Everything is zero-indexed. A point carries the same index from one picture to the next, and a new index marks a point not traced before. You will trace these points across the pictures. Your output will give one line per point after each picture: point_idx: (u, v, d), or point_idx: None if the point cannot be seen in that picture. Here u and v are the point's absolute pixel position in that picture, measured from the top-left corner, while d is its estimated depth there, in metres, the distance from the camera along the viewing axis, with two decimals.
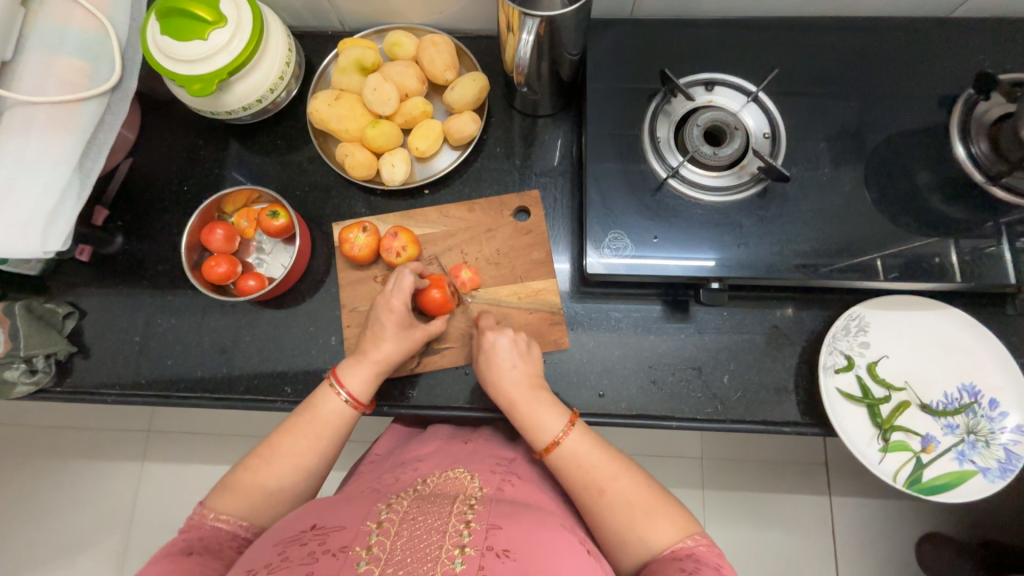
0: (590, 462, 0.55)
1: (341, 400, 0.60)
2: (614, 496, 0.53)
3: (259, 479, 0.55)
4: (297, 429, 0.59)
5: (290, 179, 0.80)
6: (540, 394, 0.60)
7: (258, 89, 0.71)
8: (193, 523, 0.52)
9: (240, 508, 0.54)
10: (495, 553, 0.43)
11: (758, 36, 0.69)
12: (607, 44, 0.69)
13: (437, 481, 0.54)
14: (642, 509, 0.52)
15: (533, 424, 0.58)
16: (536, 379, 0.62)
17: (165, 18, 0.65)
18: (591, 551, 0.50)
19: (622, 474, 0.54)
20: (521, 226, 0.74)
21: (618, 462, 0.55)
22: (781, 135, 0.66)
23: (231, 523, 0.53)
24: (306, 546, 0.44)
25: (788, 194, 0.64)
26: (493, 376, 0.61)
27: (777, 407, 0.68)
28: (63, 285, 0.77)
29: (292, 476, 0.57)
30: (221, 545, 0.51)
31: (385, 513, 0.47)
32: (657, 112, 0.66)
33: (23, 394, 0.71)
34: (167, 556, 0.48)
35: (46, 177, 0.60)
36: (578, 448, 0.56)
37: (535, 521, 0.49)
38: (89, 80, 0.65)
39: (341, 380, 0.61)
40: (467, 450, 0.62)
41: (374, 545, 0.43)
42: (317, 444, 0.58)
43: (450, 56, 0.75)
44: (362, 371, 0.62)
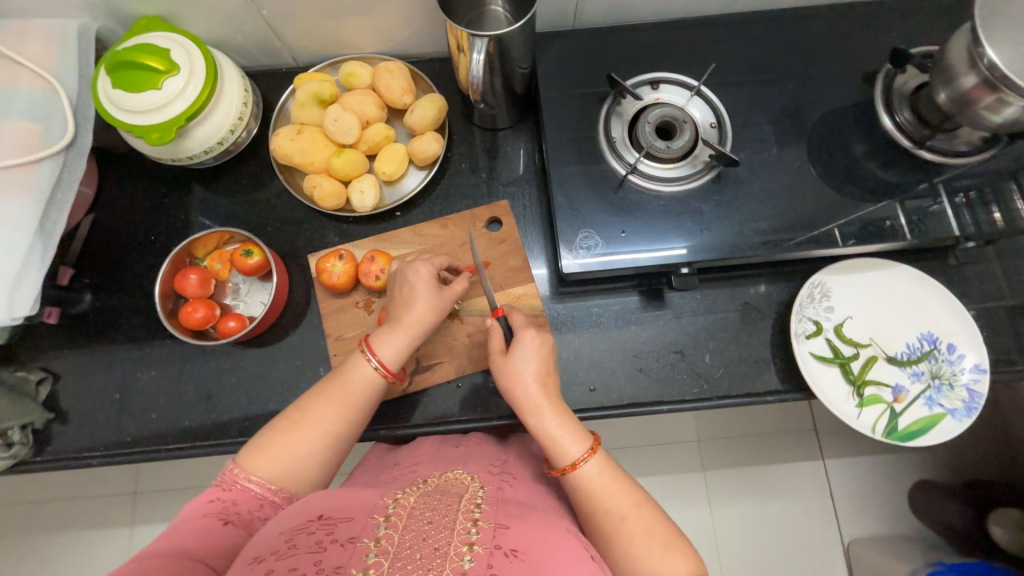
0: (608, 490, 0.54)
1: (372, 367, 0.59)
2: (630, 527, 0.52)
3: (282, 450, 0.54)
4: (325, 393, 0.57)
5: (260, 216, 0.80)
6: (564, 414, 0.58)
7: (217, 132, 0.71)
8: (225, 480, 0.52)
9: (270, 470, 0.53)
10: (503, 552, 0.44)
11: (693, 34, 0.74)
12: (555, 54, 0.72)
13: (439, 481, 0.55)
14: (656, 540, 0.52)
15: (556, 443, 0.56)
16: (553, 391, 0.61)
17: (115, 71, 0.65)
18: (594, 556, 0.49)
19: (636, 506, 0.54)
20: (495, 235, 0.75)
21: (633, 493, 0.55)
22: (727, 124, 0.70)
23: (261, 486, 0.52)
24: (313, 535, 0.44)
25: (740, 177, 0.68)
26: (516, 389, 0.60)
27: (758, 379, 0.72)
28: (33, 351, 0.74)
29: (319, 446, 0.55)
30: (248, 506, 0.51)
31: (392, 509, 0.48)
32: (610, 114, 0.70)
33: (0, 469, 0.68)
34: (195, 517, 0.49)
35: (5, 242, 0.59)
36: (596, 477, 0.55)
37: (539, 524, 0.50)
38: (43, 140, 0.64)
39: (374, 348, 0.60)
40: (462, 453, 0.63)
41: (382, 539, 0.44)
42: (345, 410, 0.57)
43: (406, 80, 0.77)
44: (396, 340, 0.60)
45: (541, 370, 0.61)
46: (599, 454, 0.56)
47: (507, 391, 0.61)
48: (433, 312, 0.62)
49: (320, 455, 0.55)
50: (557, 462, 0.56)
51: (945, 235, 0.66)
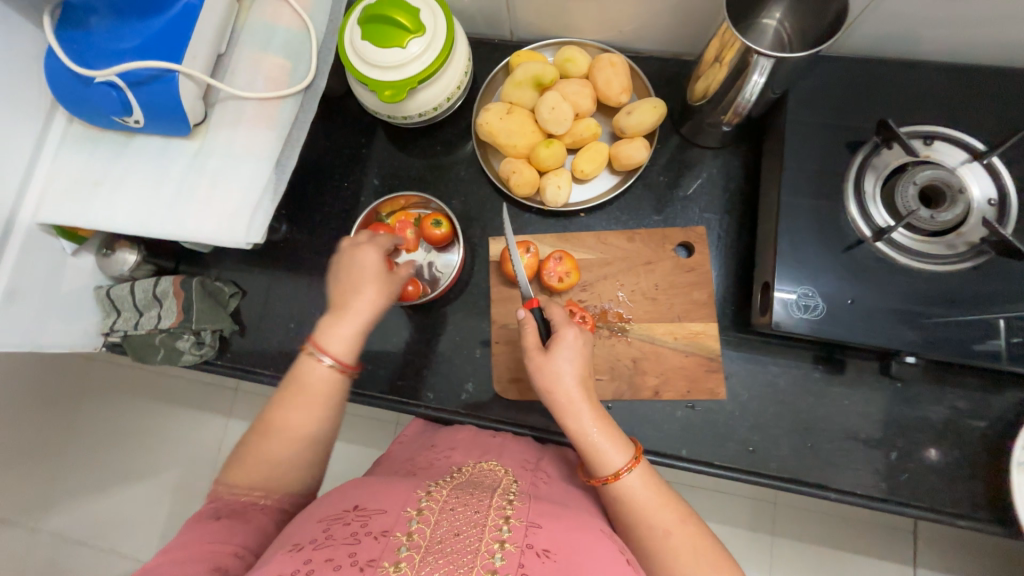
0: (652, 505, 0.51)
1: (324, 365, 0.54)
2: (676, 546, 0.49)
3: (261, 456, 0.51)
4: (281, 399, 0.53)
5: (445, 186, 0.80)
6: (604, 420, 0.54)
7: (437, 97, 0.72)
8: (213, 494, 0.50)
9: (255, 479, 0.51)
10: (534, 552, 0.43)
11: (987, 86, 0.62)
12: (816, 80, 0.63)
13: (473, 471, 0.55)
14: (706, 562, 0.48)
15: (596, 451, 0.52)
16: (591, 392, 0.56)
17: (367, 23, 0.66)
18: (631, 561, 0.47)
19: (683, 521, 0.50)
20: (683, 262, 0.70)
21: (679, 507, 0.51)
22: (1010, 201, 0.58)
23: (245, 493, 0.50)
24: (348, 526, 0.45)
25: (1015, 271, 0.57)
26: (555, 392, 0.55)
27: (950, 496, 0.63)
28: (228, 264, 0.82)
29: (292, 449, 0.52)
30: (244, 509, 0.49)
31: (425, 500, 0.47)
32: (864, 164, 0.61)
33: (190, 362, 0.77)
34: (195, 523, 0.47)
35: (250, 170, 0.63)
36: (638, 489, 0.51)
37: (572, 524, 0.48)
38: (290, 76, 0.67)
39: (323, 346, 0.54)
40: (497, 444, 0.63)
41: (415, 533, 0.44)
42: (314, 410, 0.53)
43: (626, 78, 0.73)
44: (343, 332, 0.55)
45: (582, 372, 0.57)
46: (642, 465, 0.52)
47: (547, 392, 0.56)
48: (382, 295, 0.57)
49: (295, 454, 0.52)
50: (596, 473, 0.53)
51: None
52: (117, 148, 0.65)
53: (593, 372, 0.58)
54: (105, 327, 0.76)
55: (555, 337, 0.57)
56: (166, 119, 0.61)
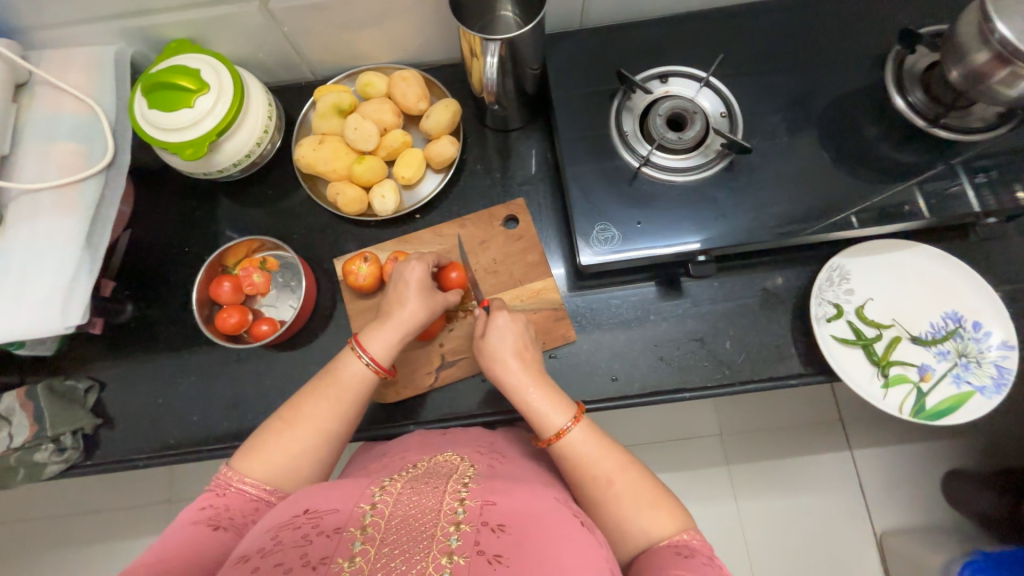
0: (593, 457, 0.55)
1: (363, 364, 0.59)
2: (619, 492, 0.53)
3: (279, 447, 0.54)
4: (313, 390, 0.58)
5: (286, 224, 0.83)
6: (545, 385, 0.59)
7: (245, 145, 0.75)
8: (220, 485, 0.52)
9: (265, 472, 0.53)
10: (490, 528, 0.43)
11: (698, 28, 0.75)
12: (565, 53, 0.74)
13: (428, 464, 0.55)
14: (644, 501, 0.53)
15: (540, 415, 0.57)
16: (532, 363, 0.62)
17: (150, 93, 0.69)
18: (586, 523, 0.48)
19: (625, 469, 0.54)
20: (512, 232, 0.77)
21: (620, 456, 0.56)
22: (737, 113, 0.71)
23: (254, 486, 0.52)
24: (298, 529, 0.44)
25: (753, 164, 0.69)
26: (495, 366, 0.61)
27: (781, 363, 0.72)
28: (81, 360, 0.79)
29: (317, 440, 0.55)
30: (243, 513, 0.51)
31: (377, 495, 0.47)
32: (621, 109, 0.71)
33: (57, 472, 0.73)
34: (192, 526, 0.48)
35: (58, 256, 0.63)
36: (582, 444, 0.56)
37: (527, 495, 0.49)
38: (84, 159, 0.68)
39: (363, 344, 0.60)
40: (447, 439, 0.63)
41: (369, 527, 0.43)
42: (340, 407, 0.57)
43: (420, 87, 0.80)
44: (385, 336, 0.61)
45: (519, 345, 0.63)
46: (584, 421, 0.57)
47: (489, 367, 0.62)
48: (424, 308, 0.64)
49: (316, 451, 0.55)
50: (543, 434, 0.57)
51: (973, 209, 0.67)
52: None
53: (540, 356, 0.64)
54: None
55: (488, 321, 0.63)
56: None
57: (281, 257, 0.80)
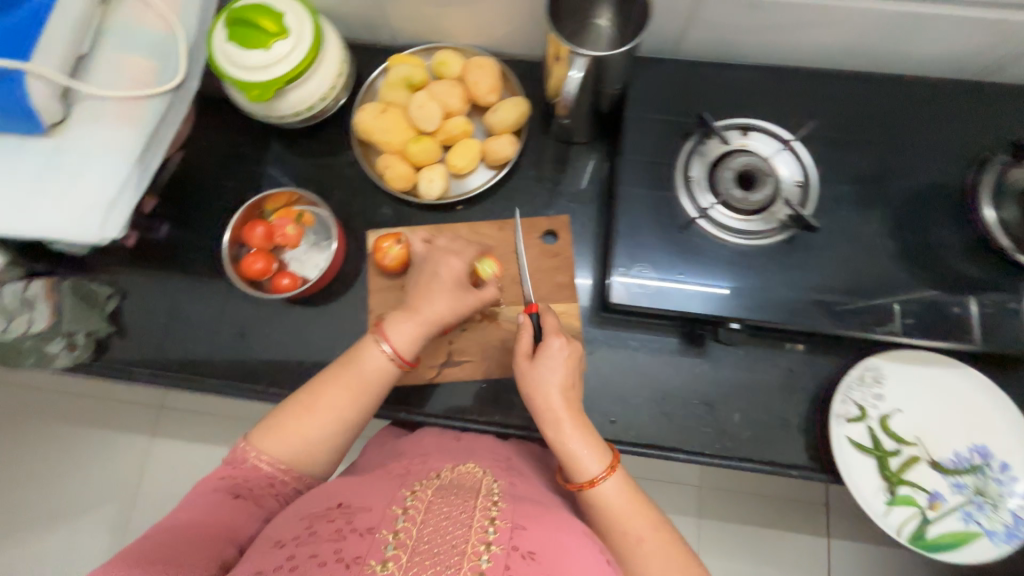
0: (626, 511, 0.53)
1: (382, 352, 0.58)
2: (648, 550, 0.52)
3: (299, 430, 0.54)
4: (335, 377, 0.58)
5: (328, 183, 0.83)
6: (586, 428, 0.56)
7: (309, 97, 0.74)
8: (236, 458, 0.53)
9: (281, 452, 0.54)
10: (520, 554, 0.44)
11: (793, 86, 0.71)
12: (649, 80, 0.71)
13: (452, 474, 0.54)
14: (673, 565, 0.51)
15: (573, 457, 0.55)
16: (576, 397, 0.58)
17: (232, 26, 0.68)
18: (608, 560, 0.50)
19: (657, 527, 0.53)
20: (548, 248, 0.76)
21: (651, 514, 0.54)
22: (813, 185, 0.66)
23: (268, 465, 0.53)
24: (333, 523, 0.46)
25: (814, 242, 0.66)
26: (537, 400, 0.57)
27: (785, 450, 0.69)
28: (106, 266, 0.81)
29: (332, 428, 0.55)
30: (261, 488, 0.52)
31: (410, 500, 0.48)
32: (692, 152, 0.68)
33: (63, 367, 0.76)
34: (214, 492, 0.51)
35: (111, 167, 0.63)
36: (615, 497, 0.54)
37: (557, 523, 0.49)
38: (155, 77, 0.68)
39: (385, 333, 0.59)
40: (467, 445, 0.63)
41: (400, 534, 0.44)
42: (359, 397, 0.57)
43: (494, 79, 0.78)
44: (407, 326, 0.60)
45: (567, 382, 0.58)
46: (619, 472, 0.55)
47: (531, 399, 0.58)
48: (453, 302, 0.63)
49: (331, 437, 0.55)
50: (574, 477, 0.55)
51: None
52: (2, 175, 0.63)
53: (580, 382, 0.60)
54: None
55: (543, 348, 0.59)
56: (17, 119, 0.62)
57: (316, 215, 0.80)
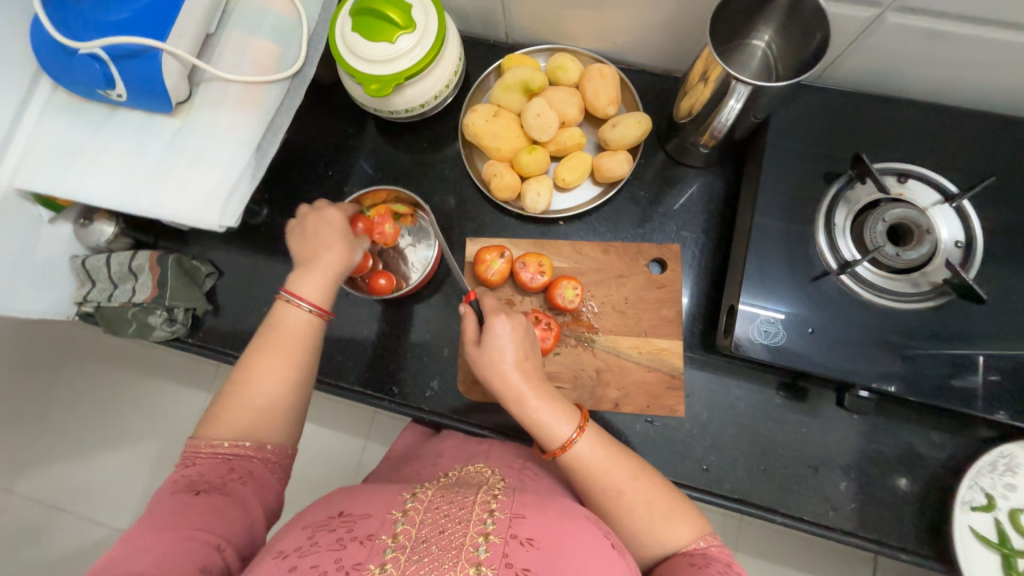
0: (604, 466, 0.52)
1: (305, 310, 0.58)
2: (632, 502, 0.51)
3: (247, 398, 0.53)
4: (266, 348, 0.56)
5: (428, 182, 0.81)
6: (545, 393, 0.55)
7: (424, 95, 0.72)
8: (190, 456, 0.51)
9: (235, 429, 0.52)
10: (518, 541, 0.44)
11: (965, 129, 0.63)
12: (797, 110, 0.64)
13: (459, 474, 0.58)
14: (658, 511, 0.52)
15: (542, 426, 0.54)
16: (528, 364, 0.58)
17: (358, 16, 0.66)
18: (615, 544, 0.49)
19: (638, 477, 0.53)
20: (654, 277, 0.71)
21: (633, 464, 0.54)
22: (977, 246, 0.59)
23: (229, 445, 0.51)
24: (334, 533, 0.46)
25: (974, 312, 0.57)
26: (493, 379, 0.56)
27: (895, 529, 0.64)
28: (206, 244, 0.82)
29: (278, 389, 0.55)
30: (222, 477, 0.49)
31: (410, 502, 0.49)
32: (837, 197, 0.62)
33: (161, 339, 0.77)
34: (173, 495, 0.47)
35: (232, 154, 0.63)
36: (590, 454, 0.53)
37: (548, 502, 0.50)
38: (277, 63, 0.67)
39: (296, 292, 0.58)
40: (484, 449, 0.65)
41: (400, 534, 0.45)
42: (293, 355, 0.56)
43: (615, 90, 0.73)
44: (317, 280, 0.59)
45: (519, 355, 0.57)
46: (590, 431, 0.54)
47: (489, 381, 0.57)
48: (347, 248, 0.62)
49: (282, 399, 0.55)
50: (547, 446, 0.54)
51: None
52: (133, 151, 0.64)
53: (537, 357, 0.59)
54: (79, 296, 0.77)
55: (487, 330, 0.58)
56: (150, 97, 0.61)
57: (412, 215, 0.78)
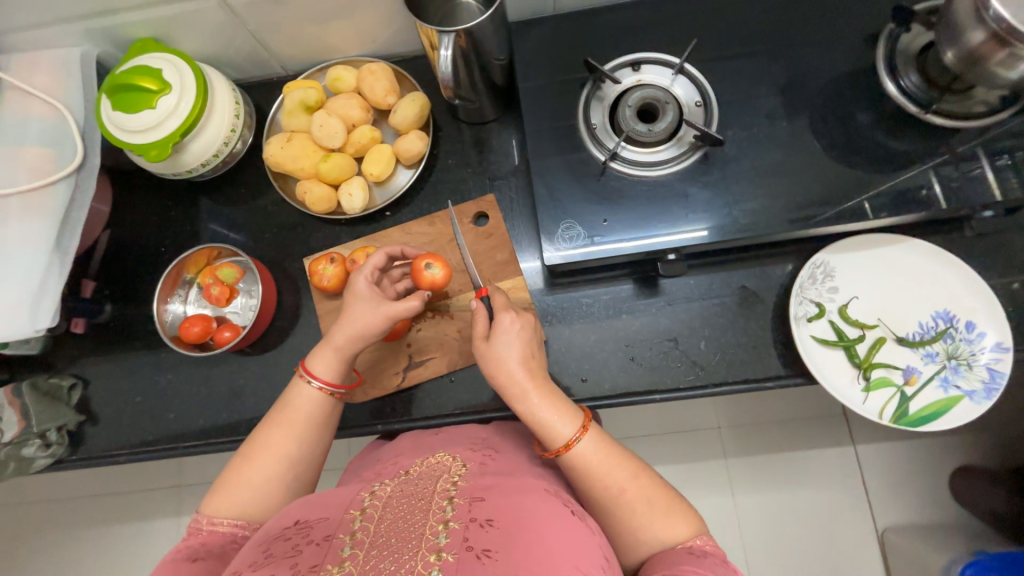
0: (605, 466, 0.53)
1: (313, 387, 0.60)
2: (633, 500, 0.52)
3: (241, 479, 0.55)
4: (274, 423, 0.58)
5: (258, 223, 0.83)
6: (554, 396, 0.57)
7: (212, 144, 0.75)
8: (193, 529, 0.53)
9: (236, 507, 0.54)
10: (478, 523, 0.44)
11: (675, 11, 0.71)
12: (532, 43, 0.71)
13: (421, 466, 0.54)
14: (658, 506, 0.52)
15: (549, 426, 0.55)
16: (537, 366, 0.59)
17: (115, 94, 0.68)
18: (576, 511, 0.49)
19: (637, 476, 0.54)
20: (481, 230, 0.77)
21: (632, 463, 0.55)
22: (712, 102, 0.68)
23: (227, 523, 0.53)
24: (289, 541, 0.45)
25: (728, 155, 0.66)
26: (502, 377, 0.58)
27: (758, 364, 0.69)
28: (66, 359, 0.81)
29: (278, 468, 0.56)
30: (222, 548, 0.52)
31: (368, 501, 0.49)
32: (590, 99, 0.69)
33: (43, 466, 0.75)
34: (172, 563, 0.49)
35: (28, 261, 0.65)
36: (592, 454, 0.54)
37: (517, 486, 0.50)
38: (54, 163, 0.69)
39: (311, 369, 0.61)
40: (441, 439, 0.62)
41: (358, 532, 0.45)
42: (298, 431, 0.58)
43: (389, 81, 0.78)
44: (327, 357, 0.61)
45: (525, 354, 0.59)
46: (592, 431, 0.55)
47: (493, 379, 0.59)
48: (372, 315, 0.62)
49: (279, 478, 0.56)
50: (551, 445, 0.55)
51: (972, 201, 0.62)
52: None
53: (542, 362, 0.61)
54: None
55: (494, 326, 0.60)
56: None
57: (239, 263, 0.80)
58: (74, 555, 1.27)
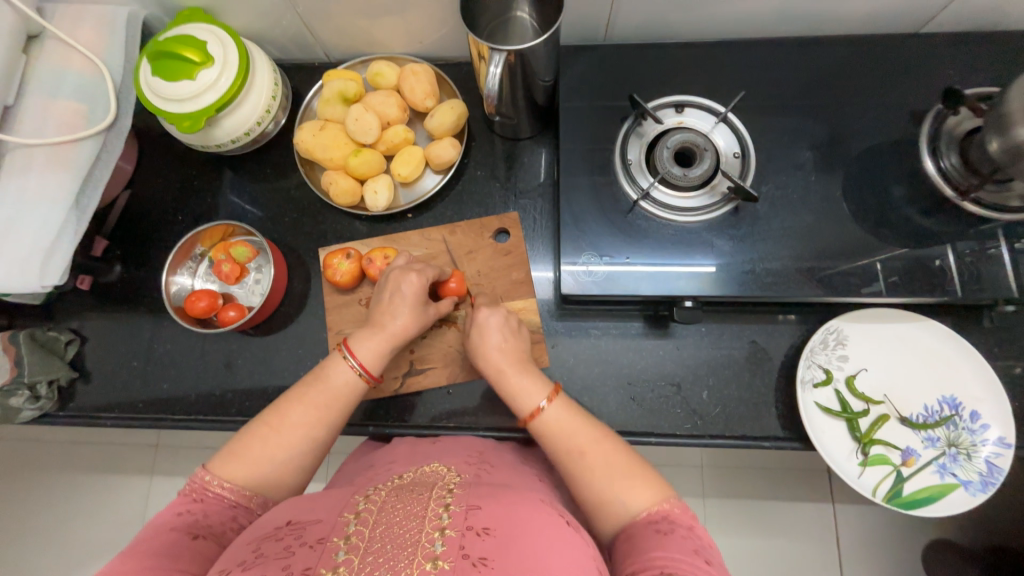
0: (568, 429, 0.54)
1: (351, 368, 0.59)
2: (593, 464, 0.51)
3: (264, 447, 0.54)
4: (304, 397, 0.57)
5: (279, 206, 0.83)
6: (527, 370, 0.60)
7: (245, 122, 0.74)
8: (196, 491, 0.51)
9: (245, 477, 0.52)
10: (474, 532, 0.43)
11: (726, 58, 0.71)
12: (579, 70, 0.71)
13: (414, 474, 0.53)
14: (617, 471, 0.51)
15: (516, 395, 0.58)
16: (521, 353, 0.63)
17: (156, 60, 0.68)
18: (571, 522, 0.48)
19: (603, 438, 0.53)
20: (501, 246, 0.76)
21: (597, 430, 0.54)
22: (750, 155, 0.67)
23: (234, 492, 0.52)
24: (282, 542, 0.44)
25: (759, 211, 0.66)
26: (478, 356, 0.62)
27: (758, 422, 0.69)
28: (67, 313, 0.81)
29: (301, 447, 0.55)
30: (222, 522, 0.50)
31: (362, 503, 0.47)
32: (629, 134, 0.69)
33: (29, 418, 0.75)
34: (172, 533, 0.47)
35: (46, 215, 0.65)
36: (559, 418, 0.55)
37: (511, 497, 0.48)
38: (85, 120, 0.68)
39: (352, 350, 0.61)
40: (436, 448, 0.62)
41: (352, 535, 0.43)
42: (327, 415, 0.57)
43: (430, 84, 0.77)
44: (375, 343, 0.62)
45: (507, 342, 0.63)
46: (560, 399, 0.57)
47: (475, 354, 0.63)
48: (415, 319, 0.64)
49: (302, 455, 0.55)
50: (519, 414, 0.58)
51: (995, 293, 0.61)
52: None
53: (525, 345, 0.65)
54: None
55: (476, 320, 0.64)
56: None
57: (253, 243, 0.79)
58: (41, 501, 1.26)
